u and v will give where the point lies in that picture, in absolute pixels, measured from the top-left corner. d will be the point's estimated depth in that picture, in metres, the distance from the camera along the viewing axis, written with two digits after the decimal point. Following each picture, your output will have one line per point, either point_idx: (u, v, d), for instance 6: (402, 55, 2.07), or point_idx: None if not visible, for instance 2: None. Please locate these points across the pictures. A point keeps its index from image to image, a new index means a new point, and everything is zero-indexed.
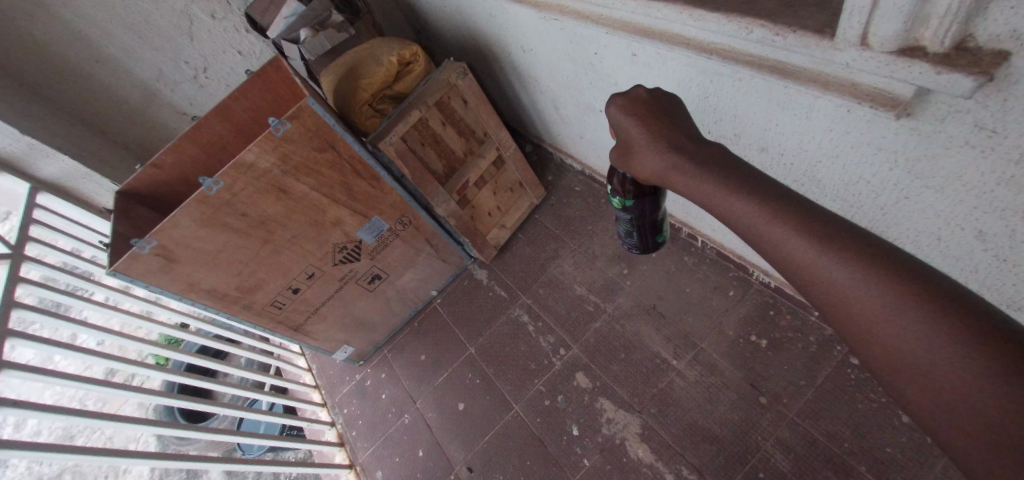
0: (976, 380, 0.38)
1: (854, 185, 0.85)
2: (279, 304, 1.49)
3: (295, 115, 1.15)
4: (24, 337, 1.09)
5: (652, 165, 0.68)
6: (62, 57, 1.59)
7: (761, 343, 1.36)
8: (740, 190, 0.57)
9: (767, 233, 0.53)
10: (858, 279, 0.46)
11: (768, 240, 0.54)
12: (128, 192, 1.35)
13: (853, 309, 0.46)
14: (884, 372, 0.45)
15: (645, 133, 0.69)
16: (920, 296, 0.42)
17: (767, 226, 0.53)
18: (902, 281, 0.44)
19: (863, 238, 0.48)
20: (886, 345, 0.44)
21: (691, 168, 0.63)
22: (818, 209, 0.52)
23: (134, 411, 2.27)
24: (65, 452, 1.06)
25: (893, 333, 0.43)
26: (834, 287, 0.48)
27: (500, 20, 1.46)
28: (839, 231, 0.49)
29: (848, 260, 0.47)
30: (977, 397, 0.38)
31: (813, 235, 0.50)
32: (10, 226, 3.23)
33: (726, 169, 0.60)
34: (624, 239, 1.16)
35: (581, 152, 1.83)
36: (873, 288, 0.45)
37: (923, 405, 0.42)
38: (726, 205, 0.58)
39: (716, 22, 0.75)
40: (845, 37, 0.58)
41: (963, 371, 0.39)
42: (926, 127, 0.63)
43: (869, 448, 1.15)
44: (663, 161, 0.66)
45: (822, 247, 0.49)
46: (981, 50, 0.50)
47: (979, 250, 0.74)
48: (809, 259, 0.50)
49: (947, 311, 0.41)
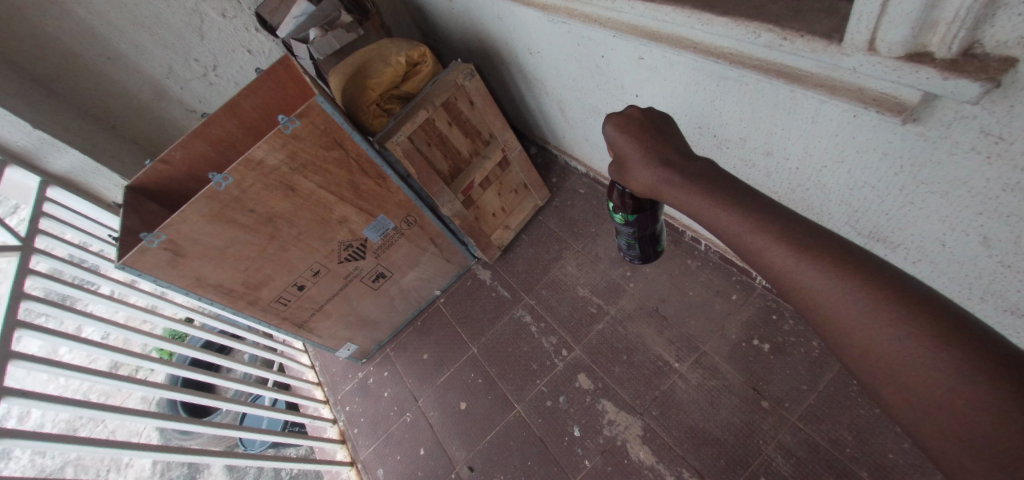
0: (956, 381, 0.40)
1: (857, 190, 0.86)
2: (284, 300, 1.50)
3: (304, 113, 1.16)
4: (32, 328, 1.10)
5: (643, 178, 0.68)
6: (74, 54, 1.61)
7: (765, 347, 1.36)
8: (723, 200, 0.58)
9: (749, 241, 0.55)
10: (833, 284, 0.47)
11: (749, 249, 0.55)
12: (138, 188, 1.36)
13: (828, 315, 0.48)
14: (866, 376, 0.46)
15: (644, 137, 0.70)
16: (897, 302, 0.44)
17: (750, 236, 0.55)
18: (875, 286, 0.46)
19: (840, 246, 0.50)
20: (863, 350, 0.46)
21: (681, 182, 0.63)
22: (798, 218, 0.54)
23: (138, 404, 2.30)
24: (72, 443, 1.07)
25: (871, 339, 0.45)
26: (813, 293, 0.49)
27: (508, 23, 1.48)
28: (816, 239, 0.51)
29: (825, 268, 0.48)
30: (954, 401, 0.40)
31: (790, 243, 0.51)
32: (19, 219, 3.29)
33: (715, 180, 0.61)
34: (625, 250, 1.17)
35: (586, 154, 1.84)
36: (850, 294, 0.46)
37: (899, 406, 0.44)
38: (712, 215, 0.59)
39: (724, 25, 0.75)
40: (852, 42, 0.59)
41: (937, 373, 0.41)
42: (933, 133, 0.64)
43: (872, 453, 1.15)
44: (654, 174, 0.66)
45: (800, 254, 0.50)
46: (988, 57, 0.51)
47: (982, 256, 0.75)
48: (787, 265, 0.51)
49: (919, 316, 0.43)
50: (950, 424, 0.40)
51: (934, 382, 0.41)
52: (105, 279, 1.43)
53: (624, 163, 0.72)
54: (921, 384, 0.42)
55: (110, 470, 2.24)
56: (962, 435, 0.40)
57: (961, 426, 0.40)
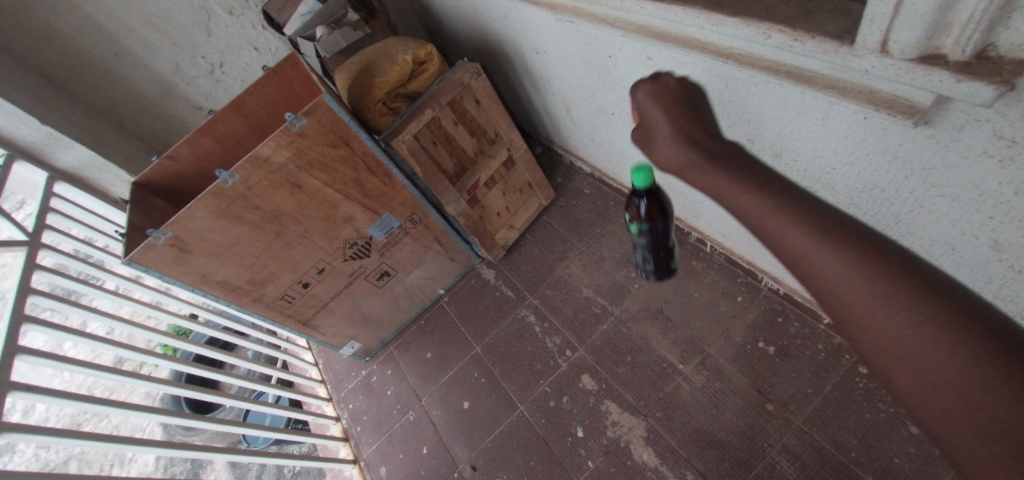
0: (965, 364, 0.40)
1: (866, 192, 0.85)
2: (289, 298, 1.51)
3: (311, 110, 1.16)
4: (39, 322, 1.11)
5: (664, 154, 0.68)
6: (81, 50, 1.62)
7: (770, 350, 1.36)
8: (742, 183, 0.58)
9: (767, 223, 0.55)
10: (848, 265, 0.48)
11: (765, 229, 0.55)
12: (145, 184, 1.37)
13: (843, 299, 0.48)
14: (874, 357, 0.47)
15: (669, 122, 0.69)
16: (911, 286, 0.44)
17: (768, 217, 0.55)
18: (889, 270, 0.46)
19: (858, 229, 0.50)
20: (877, 333, 0.45)
21: (705, 163, 0.62)
22: (817, 203, 0.54)
23: (142, 400, 2.31)
24: (77, 438, 1.07)
25: (881, 319, 0.45)
26: (827, 273, 0.49)
27: (514, 22, 1.48)
28: (834, 221, 0.51)
29: (840, 249, 0.49)
30: (961, 385, 0.40)
31: (808, 225, 0.51)
32: (26, 215, 3.31)
33: (735, 163, 0.61)
34: (640, 260, 1.18)
35: (592, 154, 1.84)
36: (863, 275, 0.47)
37: (905, 388, 0.44)
38: (732, 195, 0.59)
39: (734, 26, 0.75)
40: (864, 44, 0.59)
41: (946, 354, 0.41)
42: (944, 136, 0.64)
43: (878, 457, 1.14)
44: (675, 153, 0.66)
45: (816, 234, 0.50)
46: (1003, 59, 0.50)
47: (993, 261, 0.74)
48: (803, 245, 0.51)
49: (931, 299, 0.43)
50: (957, 408, 0.40)
51: (941, 364, 0.41)
52: (110, 275, 1.43)
53: (648, 137, 0.71)
54: (929, 367, 0.42)
55: (115, 464, 2.25)
56: (968, 420, 0.40)
57: (969, 411, 0.40)
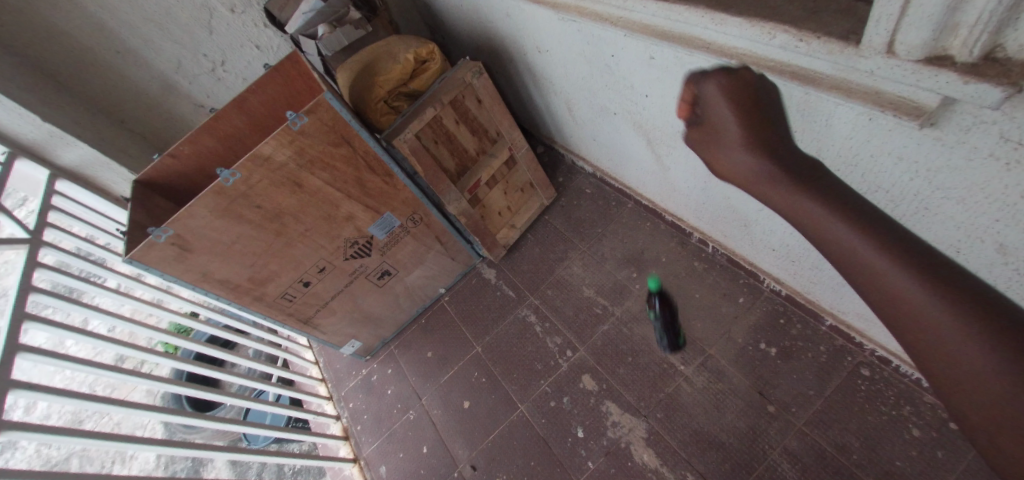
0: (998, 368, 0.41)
1: (869, 194, 0.85)
2: (290, 296, 1.51)
3: (312, 109, 1.16)
4: (40, 320, 1.11)
5: (733, 163, 0.60)
6: (83, 47, 1.62)
7: (771, 351, 1.35)
8: (777, 173, 0.57)
9: (802, 215, 0.54)
10: (884, 259, 0.48)
11: (801, 221, 0.55)
12: (146, 182, 1.37)
13: (956, 369, 0.44)
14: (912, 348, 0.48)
15: (737, 115, 0.59)
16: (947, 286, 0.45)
17: (803, 209, 0.54)
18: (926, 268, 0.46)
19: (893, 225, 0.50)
20: (915, 329, 0.47)
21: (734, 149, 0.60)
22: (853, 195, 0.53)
23: (144, 397, 2.31)
24: (78, 436, 1.07)
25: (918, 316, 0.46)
26: (865, 267, 0.49)
27: (517, 21, 1.47)
28: (871, 216, 0.50)
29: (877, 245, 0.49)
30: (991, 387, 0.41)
31: (845, 218, 0.51)
32: (28, 212, 3.32)
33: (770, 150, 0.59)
34: None
35: (594, 154, 1.83)
36: (901, 274, 0.47)
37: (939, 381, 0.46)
38: (765, 185, 0.58)
39: (738, 26, 0.74)
40: (870, 44, 0.58)
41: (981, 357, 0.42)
42: (950, 138, 0.63)
43: (880, 460, 1.13)
44: (702, 138, 0.63)
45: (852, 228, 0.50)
46: (1011, 61, 0.49)
47: (998, 264, 0.73)
48: (840, 239, 0.51)
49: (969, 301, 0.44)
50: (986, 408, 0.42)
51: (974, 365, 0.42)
52: (111, 273, 1.43)
53: (711, 138, 0.62)
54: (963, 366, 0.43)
55: (116, 461, 2.26)
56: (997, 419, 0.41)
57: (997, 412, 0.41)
